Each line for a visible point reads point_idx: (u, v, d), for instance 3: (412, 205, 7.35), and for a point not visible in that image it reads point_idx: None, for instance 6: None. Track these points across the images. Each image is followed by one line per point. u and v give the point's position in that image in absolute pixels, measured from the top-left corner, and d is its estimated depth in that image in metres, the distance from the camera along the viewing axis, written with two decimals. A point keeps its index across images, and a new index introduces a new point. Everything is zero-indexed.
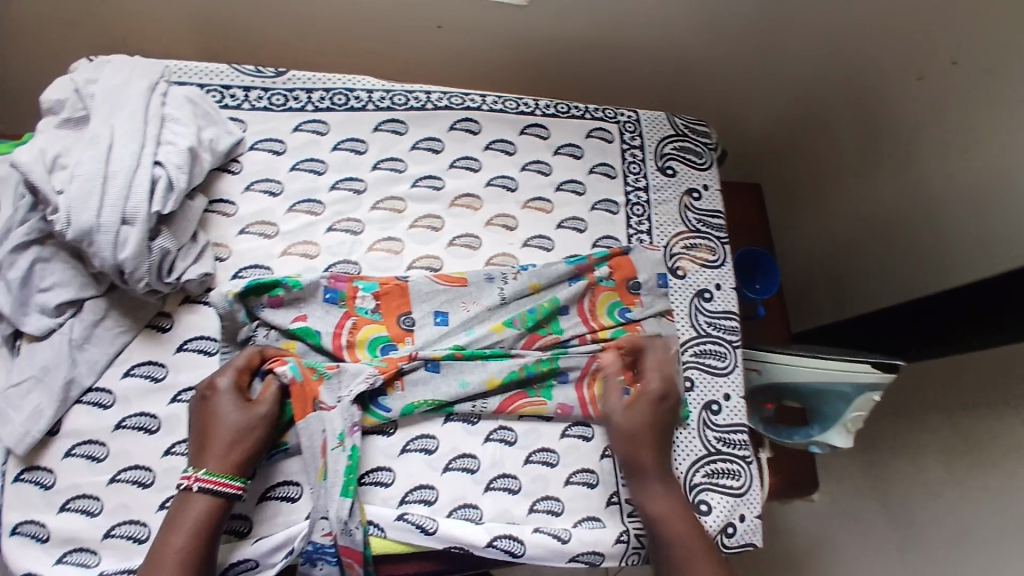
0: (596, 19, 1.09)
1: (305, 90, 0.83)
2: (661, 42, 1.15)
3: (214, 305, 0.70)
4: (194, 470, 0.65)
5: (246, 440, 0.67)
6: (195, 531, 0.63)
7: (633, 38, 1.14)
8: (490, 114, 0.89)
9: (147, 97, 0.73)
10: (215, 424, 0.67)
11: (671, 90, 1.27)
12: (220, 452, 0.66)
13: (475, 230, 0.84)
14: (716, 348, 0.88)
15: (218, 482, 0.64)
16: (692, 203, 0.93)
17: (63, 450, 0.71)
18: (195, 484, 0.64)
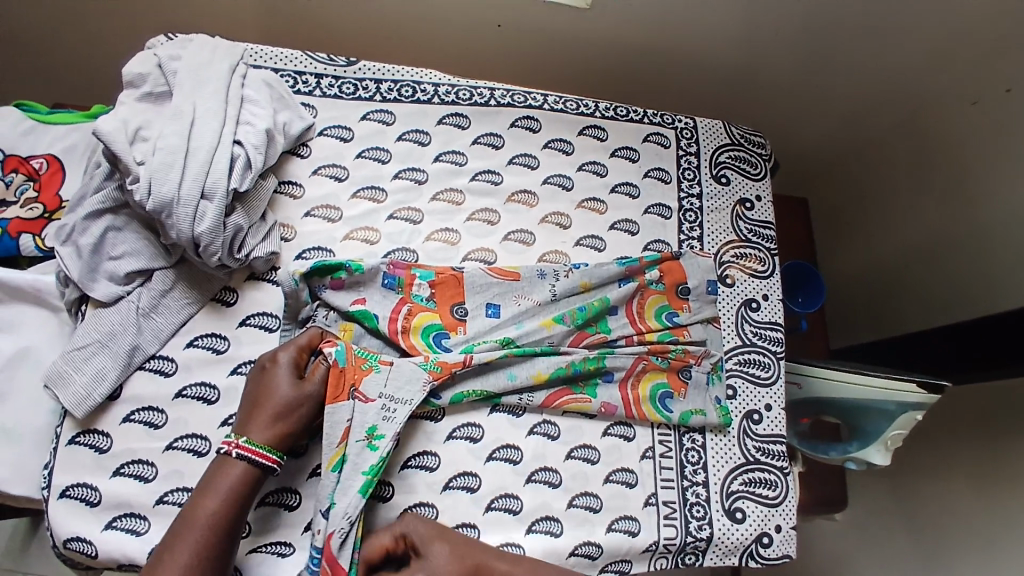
0: (655, 27, 1.10)
1: (374, 80, 0.86)
2: (719, 54, 1.15)
3: (281, 282, 0.73)
4: (236, 437, 0.65)
5: (292, 415, 0.67)
6: (228, 499, 0.62)
7: (689, 48, 1.14)
8: (551, 114, 0.90)
9: (228, 78, 0.75)
10: (266, 394, 0.67)
11: (723, 100, 1.27)
12: (264, 422, 0.66)
13: (530, 227, 0.86)
14: (760, 358, 0.88)
15: (256, 452, 0.64)
16: (744, 213, 0.94)
17: (121, 416, 0.74)
18: (234, 450, 0.64)
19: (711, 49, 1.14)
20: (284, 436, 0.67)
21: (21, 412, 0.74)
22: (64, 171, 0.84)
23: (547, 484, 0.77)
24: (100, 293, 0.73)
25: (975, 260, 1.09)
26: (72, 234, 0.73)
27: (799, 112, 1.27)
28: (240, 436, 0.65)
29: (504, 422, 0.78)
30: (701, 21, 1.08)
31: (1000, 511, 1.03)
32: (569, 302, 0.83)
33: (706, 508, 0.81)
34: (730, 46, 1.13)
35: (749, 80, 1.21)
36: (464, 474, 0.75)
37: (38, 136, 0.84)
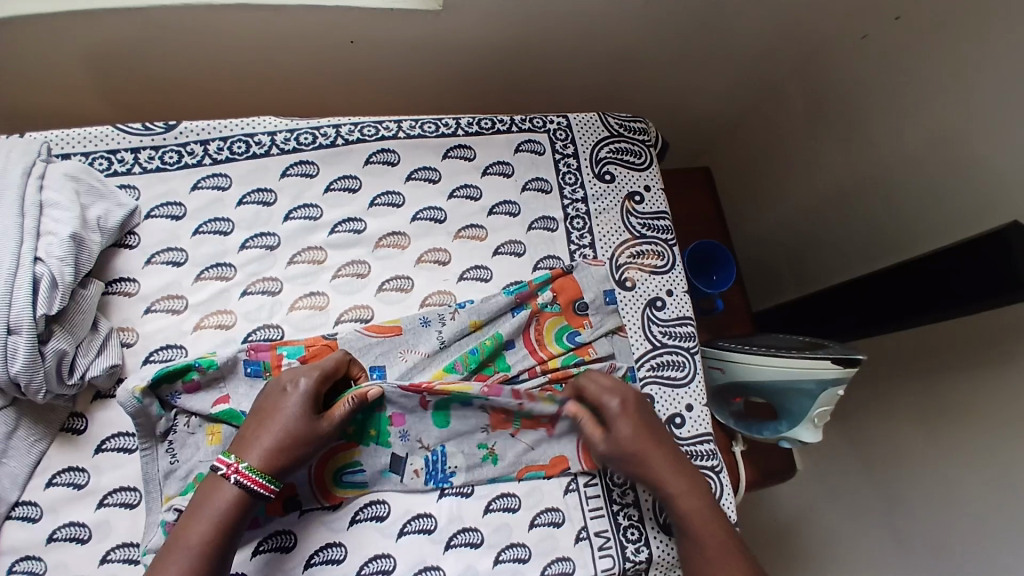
0: (521, 19, 1.02)
1: (199, 143, 0.76)
2: (597, 32, 1.07)
3: (122, 404, 0.65)
4: (236, 460, 0.60)
5: (301, 437, 0.62)
6: (215, 524, 0.58)
7: (563, 34, 1.06)
8: (409, 141, 0.83)
9: (21, 184, 0.66)
10: (284, 416, 0.63)
11: (612, 81, 1.20)
12: (272, 445, 0.61)
13: (406, 271, 0.79)
14: (674, 358, 0.85)
15: (254, 481, 0.60)
16: (634, 207, 0.88)
17: (4, 568, 0.65)
18: (235, 477, 0.60)
19: (585, 30, 1.06)
20: (286, 468, 0.62)
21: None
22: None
23: (469, 545, 0.72)
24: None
25: (884, 203, 1.06)
26: None
27: (694, 76, 1.20)
28: (240, 462, 0.60)
29: (410, 490, 0.73)
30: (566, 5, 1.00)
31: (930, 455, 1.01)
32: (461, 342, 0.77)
33: (641, 529, 0.78)
34: (605, 23, 1.05)
35: (633, 53, 1.13)
36: (376, 557, 0.70)
37: None
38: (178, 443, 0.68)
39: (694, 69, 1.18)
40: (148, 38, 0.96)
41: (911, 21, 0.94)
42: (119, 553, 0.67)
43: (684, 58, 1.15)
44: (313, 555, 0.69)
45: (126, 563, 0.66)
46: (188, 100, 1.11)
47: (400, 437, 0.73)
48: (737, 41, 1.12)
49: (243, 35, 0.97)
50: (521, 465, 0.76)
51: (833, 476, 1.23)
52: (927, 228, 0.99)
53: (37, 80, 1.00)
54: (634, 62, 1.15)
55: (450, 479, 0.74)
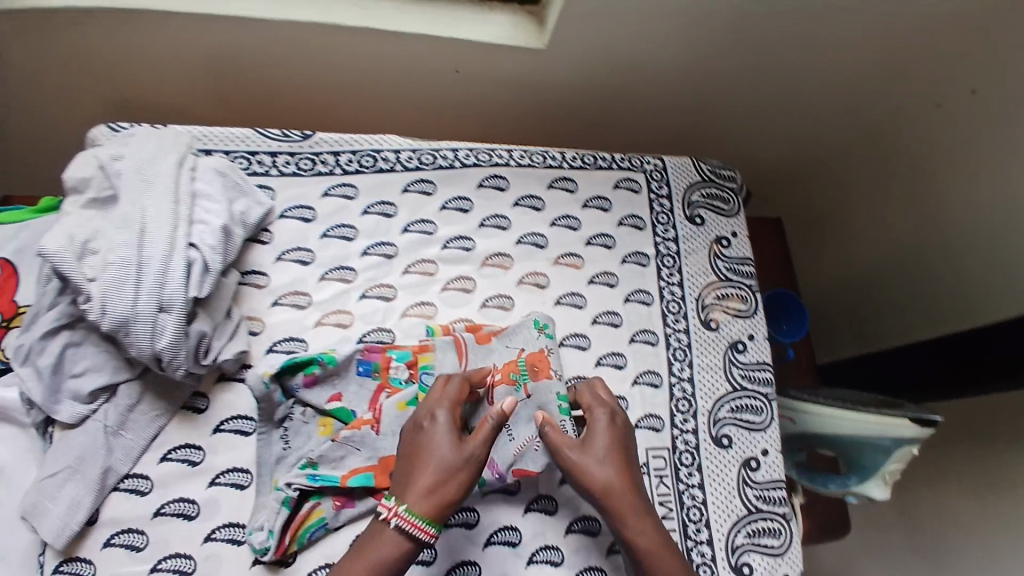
0: (614, 65, 1.08)
1: (332, 153, 0.82)
2: (682, 82, 1.13)
3: (250, 387, 0.70)
4: (395, 503, 0.60)
5: (444, 465, 0.61)
6: (391, 563, 0.58)
7: (648, 83, 1.13)
8: (518, 170, 0.87)
9: (177, 174, 0.70)
10: (435, 461, 0.61)
11: (690, 132, 1.25)
12: (437, 491, 0.60)
13: (508, 290, 0.83)
14: (753, 402, 0.87)
15: (416, 526, 0.58)
16: (722, 251, 0.92)
17: (102, 540, 0.68)
18: (395, 519, 0.59)
19: (673, 80, 1.12)
20: (442, 505, 0.60)
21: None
22: (18, 274, 0.82)
23: (550, 563, 0.74)
24: (36, 398, 0.67)
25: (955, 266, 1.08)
26: (27, 353, 0.68)
27: (770, 134, 1.25)
28: (400, 505, 0.59)
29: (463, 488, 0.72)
30: (659, 56, 1.06)
31: (984, 524, 1.00)
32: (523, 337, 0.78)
33: (713, 566, 0.80)
34: (693, 75, 1.11)
35: (714, 106, 1.19)
36: (463, 564, 0.72)
37: None
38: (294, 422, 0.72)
39: (771, 126, 1.23)
40: (268, 52, 1.03)
41: (987, 96, 0.98)
42: (224, 532, 0.69)
43: (761, 115, 1.20)
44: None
45: (230, 543, 0.69)
46: (290, 111, 1.18)
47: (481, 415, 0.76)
48: (813, 103, 1.17)
49: (360, 55, 1.05)
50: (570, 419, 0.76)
51: (880, 538, 1.23)
52: (1001, 296, 1.01)
53: (162, 79, 1.07)
54: (715, 113, 1.20)
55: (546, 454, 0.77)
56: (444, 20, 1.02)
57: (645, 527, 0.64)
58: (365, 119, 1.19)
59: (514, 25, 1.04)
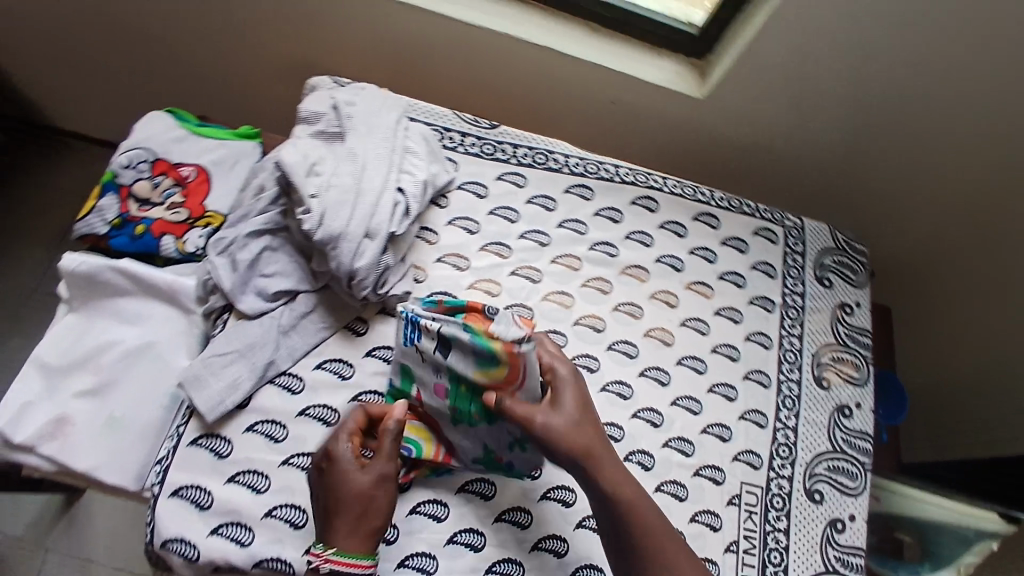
0: (758, 130, 1.15)
1: (512, 145, 0.92)
2: (817, 160, 1.18)
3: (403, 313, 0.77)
4: (324, 549, 0.65)
5: (335, 499, 0.66)
6: None
7: (786, 153, 1.18)
8: (670, 197, 0.94)
9: (395, 129, 0.81)
10: (352, 493, 0.66)
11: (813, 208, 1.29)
12: (352, 527, 0.65)
13: (638, 300, 0.88)
14: (848, 466, 0.90)
15: (344, 562, 0.64)
16: (843, 317, 0.96)
17: (245, 424, 0.74)
18: (326, 564, 0.64)
19: (811, 155, 1.17)
20: (366, 534, 0.66)
21: (133, 403, 0.83)
22: (211, 182, 0.92)
23: None
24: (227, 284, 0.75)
25: None
26: (230, 245, 0.76)
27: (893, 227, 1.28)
28: (327, 551, 0.65)
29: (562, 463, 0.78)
30: (804, 131, 1.13)
31: None
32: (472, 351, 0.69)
33: None
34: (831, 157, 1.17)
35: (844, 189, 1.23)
36: (552, 536, 0.76)
37: (187, 146, 0.94)
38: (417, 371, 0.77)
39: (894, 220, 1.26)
40: (454, 51, 1.15)
41: None
42: None
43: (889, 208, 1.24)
44: (407, 558, 0.72)
45: None
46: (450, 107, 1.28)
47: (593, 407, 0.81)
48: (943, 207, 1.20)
49: (533, 70, 1.15)
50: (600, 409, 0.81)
51: None
52: None
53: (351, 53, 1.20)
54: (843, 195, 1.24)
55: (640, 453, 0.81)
56: (616, 54, 1.12)
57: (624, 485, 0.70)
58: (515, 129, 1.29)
59: (676, 73, 1.13)
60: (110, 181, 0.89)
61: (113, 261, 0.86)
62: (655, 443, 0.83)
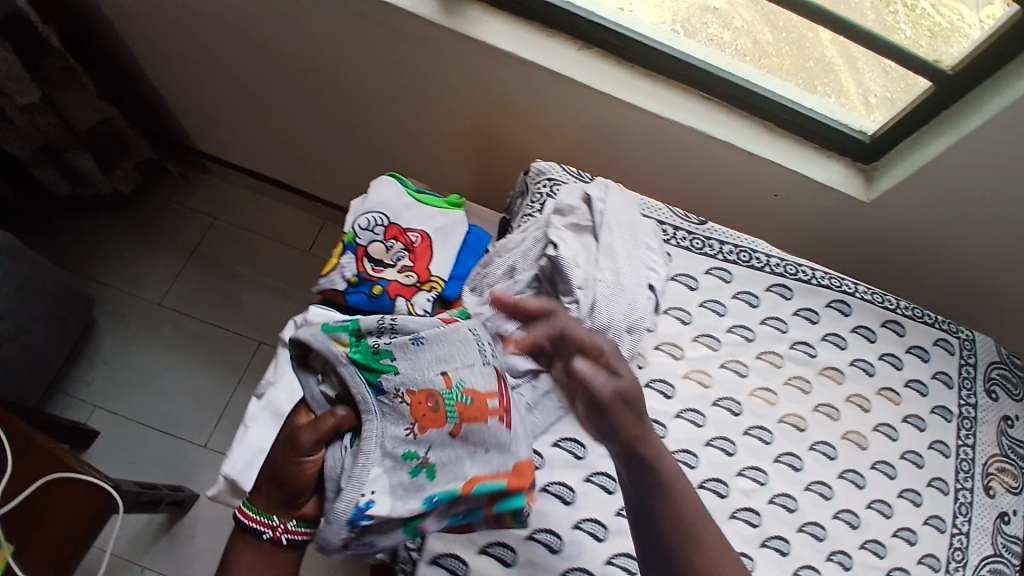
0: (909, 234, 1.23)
1: (719, 242, 0.99)
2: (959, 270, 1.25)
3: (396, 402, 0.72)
4: (284, 521, 0.66)
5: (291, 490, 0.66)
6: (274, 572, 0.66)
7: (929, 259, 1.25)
8: (861, 303, 1.01)
9: (642, 227, 0.88)
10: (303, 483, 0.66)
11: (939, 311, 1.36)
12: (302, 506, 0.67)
13: (835, 402, 0.95)
14: (1000, 567, 0.95)
15: (254, 519, 0.66)
16: (1006, 428, 1.02)
17: None
18: (285, 535, 0.66)
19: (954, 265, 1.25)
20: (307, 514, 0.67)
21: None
22: (433, 247, 0.99)
23: None
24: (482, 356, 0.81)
25: None
26: (484, 322, 0.80)
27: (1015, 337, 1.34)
28: (286, 522, 0.66)
29: (772, 558, 0.86)
30: (957, 242, 1.20)
31: None
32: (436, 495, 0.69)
33: None
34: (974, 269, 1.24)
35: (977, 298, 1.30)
36: None
37: (413, 213, 1.01)
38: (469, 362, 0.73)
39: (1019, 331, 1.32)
40: (634, 134, 1.24)
41: None
42: (588, 525, 0.80)
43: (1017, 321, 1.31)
44: None
45: (591, 536, 0.80)
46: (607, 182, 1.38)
47: (800, 504, 0.89)
48: None
49: (705, 160, 1.24)
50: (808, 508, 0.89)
51: None
52: None
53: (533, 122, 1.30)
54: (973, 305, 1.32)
55: (838, 551, 0.89)
56: (789, 152, 1.20)
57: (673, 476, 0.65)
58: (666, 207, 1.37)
59: (843, 174, 1.21)
60: (351, 241, 0.97)
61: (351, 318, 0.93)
62: (853, 544, 0.90)
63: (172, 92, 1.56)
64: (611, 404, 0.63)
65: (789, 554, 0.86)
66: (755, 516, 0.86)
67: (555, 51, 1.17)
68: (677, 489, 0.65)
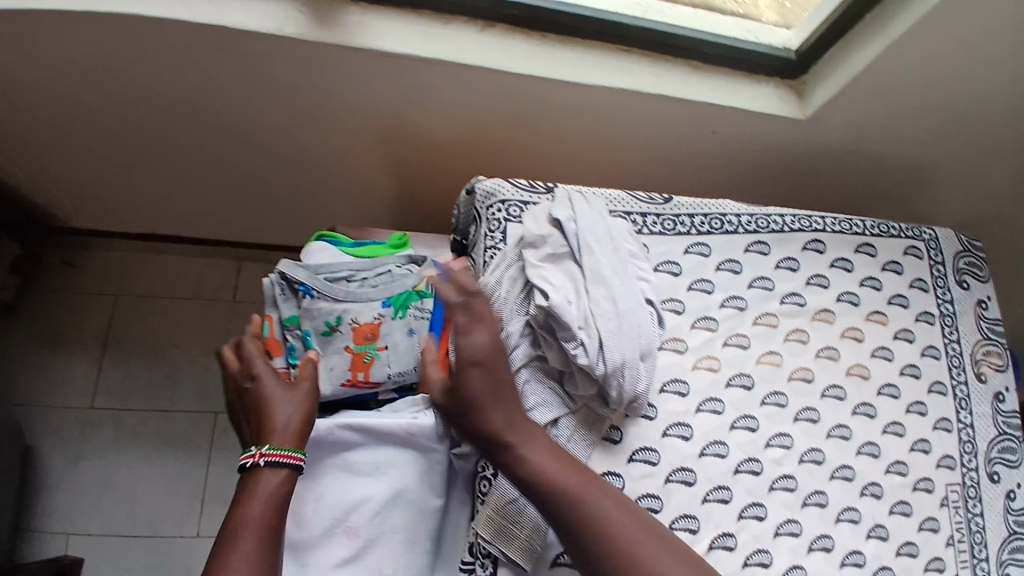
0: (848, 141, 1.22)
1: (688, 216, 0.93)
2: (895, 163, 1.27)
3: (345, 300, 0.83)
4: (258, 449, 0.70)
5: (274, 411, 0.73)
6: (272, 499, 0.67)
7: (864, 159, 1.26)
8: (833, 235, 0.98)
9: (620, 237, 0.85)
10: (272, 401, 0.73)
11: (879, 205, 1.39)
12: (290, 433, 0.72)
13: (833, 342, 0.94)
14: (1010, 443, 1.01)
15: (283, 456, 0.69)
16: (982, 313, 1.06)
17: (550, 560, 0.76)
18: (262, 459, 0.69)
19: (888, 161, 1.27)
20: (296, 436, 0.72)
21: (399, 560, 0.79)
22: None
23: None
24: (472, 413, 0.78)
25: None
26: None
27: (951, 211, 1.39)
28: (270, 446, 0.70)
29: (815, 514, 0.86)
30: (892, 139, 1.21)
31: None
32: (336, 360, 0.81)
33: None
34: (911, 158, 1.26)
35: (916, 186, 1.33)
36: None
37: None
38: (424, 304, 0.86)
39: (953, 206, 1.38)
40: (559, 106, 1.14)
41: None
42: None
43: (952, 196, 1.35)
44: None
45: None
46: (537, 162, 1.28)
47: (828, 453, 0.89)
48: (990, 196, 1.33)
49: (638, 116, 1.16)
50: (835, 454, 0.90)
51: None
52: None
53: (446, 118, 1.17)
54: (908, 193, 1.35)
55: (870, 482, 0.90)
56: (720, 87, 1.13)
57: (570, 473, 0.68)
58: (603, 173, 1.29)
59: (778, 97, 1.16)
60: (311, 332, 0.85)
61: (336, 417, 0.82)
62: (879, 472, 0.91)
63: (20, 175, 1.31)
64: (484, 398, 0.67)
65: (830, 503, 0.87)
66: (791, 481, 0.86)
67: (454, 38, 1.03)
68: (575, 489, 0.67)
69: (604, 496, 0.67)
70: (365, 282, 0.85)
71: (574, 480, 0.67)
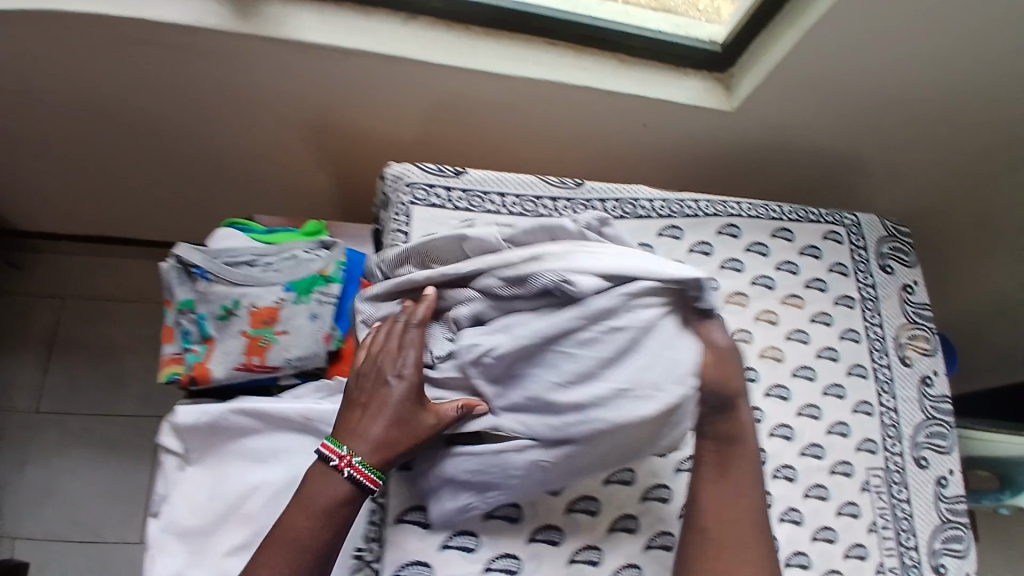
0: (775, 130, 1.22)
1: (599, 200, 0.94)
2: (826, 154, 1.28)
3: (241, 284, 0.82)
4: (347, 453, 0.69)
5: (408, 426, 0.70)
6: (326, 507, 0.67)
7: (793, 150, 1.27)
8: (749, 220, 0.99)
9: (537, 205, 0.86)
10: (387, 408, 0.70)
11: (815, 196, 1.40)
12: (381, 446, 0.69)
13: (747, 325, 0.94)
14: (939, 429, 1.00)
15: (370, 476, 0.69)
16: (908, 297, 1.05)
17: (439, 544, 0.77)
18: (348, 468, 0.68)
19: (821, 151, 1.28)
20: (384, 450, 0.70)
21: None
22: None
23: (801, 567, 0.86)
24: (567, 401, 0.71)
25: None
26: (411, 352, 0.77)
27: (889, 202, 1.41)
28: (352, 454, 0.69)
29: None
30: (820, 129, 1.22)
31: None
32: (230, 346, 0.80)
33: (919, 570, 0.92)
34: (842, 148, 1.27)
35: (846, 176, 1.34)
36: None
37: None
38: (329, 289, 0.85)
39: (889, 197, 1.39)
40: (483, 100, 1.13)
41: None
42: (540, 534, 0.80)
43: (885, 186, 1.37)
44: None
45: (547, 543, 0.80)
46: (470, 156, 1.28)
47: None
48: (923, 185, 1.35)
49: (564, 109, 1.16)
50: None
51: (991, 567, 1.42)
52: None
53: (373, 113, 1.16)
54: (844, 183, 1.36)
55: (784, 466, 0.89)
56: (644, 80, 1.14)
57: (728, 475, 0.76)
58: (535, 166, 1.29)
59: (704, 89, 1.17)
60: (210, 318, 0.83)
61: (232, 404, 0.80)
62: (794, 455, 0.90)
63: None
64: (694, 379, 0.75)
65: None
66: None
67: (373, 31, 1.04)
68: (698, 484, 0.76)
69: (745, 502, 0.75)
70: (268, 266, 0.84)
71: (705, 480, 0.76)
